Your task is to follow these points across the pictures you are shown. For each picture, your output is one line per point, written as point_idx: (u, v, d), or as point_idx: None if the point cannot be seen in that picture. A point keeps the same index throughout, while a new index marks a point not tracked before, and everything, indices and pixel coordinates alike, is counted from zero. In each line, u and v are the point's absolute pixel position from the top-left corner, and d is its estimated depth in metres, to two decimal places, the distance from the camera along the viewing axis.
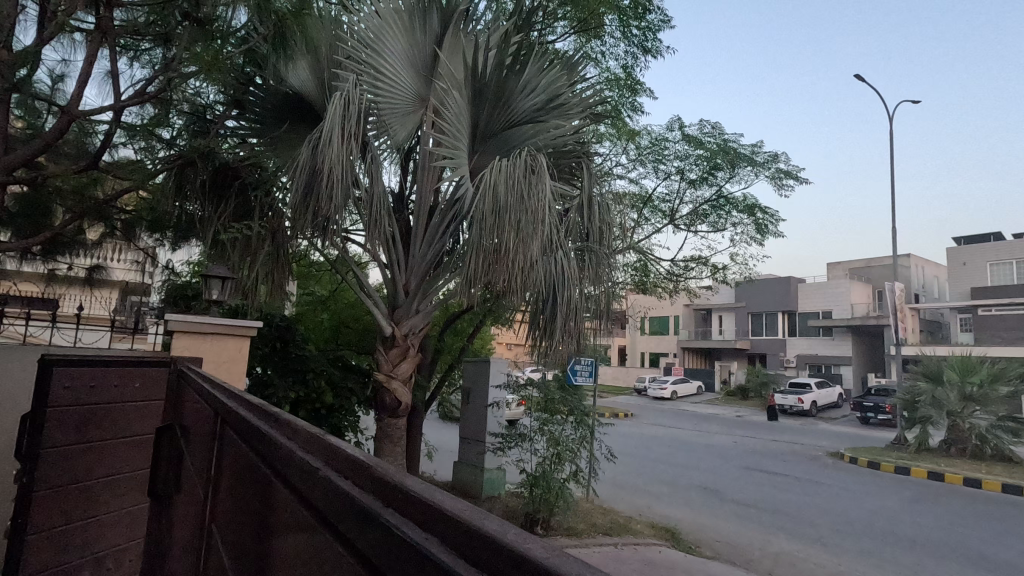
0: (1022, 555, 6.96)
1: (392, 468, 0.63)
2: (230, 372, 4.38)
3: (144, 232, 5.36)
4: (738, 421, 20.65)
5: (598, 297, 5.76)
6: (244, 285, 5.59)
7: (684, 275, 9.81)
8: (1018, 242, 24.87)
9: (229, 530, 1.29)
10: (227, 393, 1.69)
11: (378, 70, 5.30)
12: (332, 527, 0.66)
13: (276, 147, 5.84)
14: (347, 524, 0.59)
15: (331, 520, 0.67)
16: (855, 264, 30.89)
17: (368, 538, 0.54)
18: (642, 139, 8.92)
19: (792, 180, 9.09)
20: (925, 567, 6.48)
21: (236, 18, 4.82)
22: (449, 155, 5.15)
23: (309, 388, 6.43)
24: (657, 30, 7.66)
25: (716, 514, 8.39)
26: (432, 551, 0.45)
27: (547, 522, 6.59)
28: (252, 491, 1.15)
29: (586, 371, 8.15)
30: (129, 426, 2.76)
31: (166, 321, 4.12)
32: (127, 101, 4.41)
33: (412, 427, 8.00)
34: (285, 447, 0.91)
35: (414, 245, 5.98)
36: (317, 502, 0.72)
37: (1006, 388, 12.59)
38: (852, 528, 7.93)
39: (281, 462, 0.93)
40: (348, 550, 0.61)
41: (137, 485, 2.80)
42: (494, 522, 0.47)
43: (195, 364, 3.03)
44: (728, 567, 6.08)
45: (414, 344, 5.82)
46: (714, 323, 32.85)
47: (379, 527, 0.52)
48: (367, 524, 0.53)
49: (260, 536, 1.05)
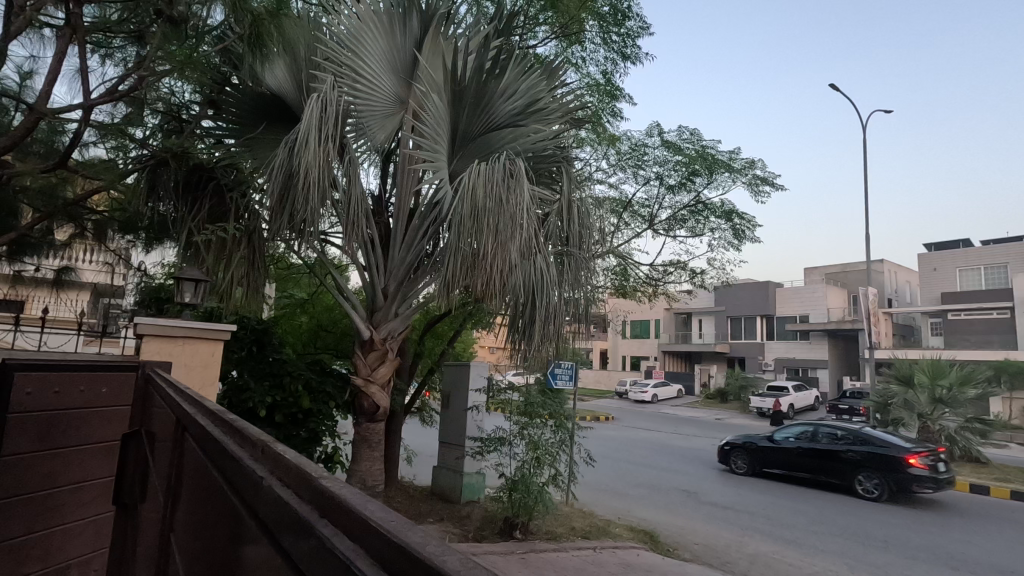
0: (989, 554, 7.15)
1: (330, 476, 0.63)
2: (202, 377, 4.29)
3: (117, 233, 5.20)
4: (717, 423, 20.90)
5: (577, 300, 5.82)
6: (219, 287, 5.54)
7: (663, 279, 9.89)
8: (986, 249, 25.63)
9: (187, 540, 1.26)
10: (189, 399, 1.66)
11: (357, 72, 5.26)
12: (272, 536, 0.66)
13: (252, 148, 5.75)
14: (283, 530, 0.60)
15: (272, 528, 0.67)
16: (831, 269, 31.50)
17: (302, 542, 0.55)
18: (622, 145, 9.01)
19: (768, 186, 9.23)
20: (897, 567, 6.61)
21: (212, 17, 4.76)
22: (428, 158, 5.13)
23: (286, 392, 6.32)
24: (637, 37, 7.74)
25: (694, 516, 8.47)
26: (357, 559, 0.45)
27: (526, 526, 6.54)
28: (209, 497, 1.13)
29: (566, 375, 8.19)
30: (93, 433, 2.67)
31: (136, 325, 4.01)
32: (98, 100, 4.30)
33: (391, 432, 7.93)
34: (237, 455, 0.90)
35: (393, 248, 5.93)
36: (261, 510, 0.72)
37: (975, 391, 12.94)
38: (826, 529, 8.06)
39: (231, 471, 0.92)
40: (284, 556, 0.61)
41: (103, 493, 2.74)
42: (418, 532, 0.48)
43: (164, 368, 2.96)
44: (704, 568, 6.14)
45: (393, 348, 5.79)
46: (694, 327, 33.19)
47: (311, 533, 0.52)
48: (303, 529, 0.54)
49: (214, 547, 1.03)
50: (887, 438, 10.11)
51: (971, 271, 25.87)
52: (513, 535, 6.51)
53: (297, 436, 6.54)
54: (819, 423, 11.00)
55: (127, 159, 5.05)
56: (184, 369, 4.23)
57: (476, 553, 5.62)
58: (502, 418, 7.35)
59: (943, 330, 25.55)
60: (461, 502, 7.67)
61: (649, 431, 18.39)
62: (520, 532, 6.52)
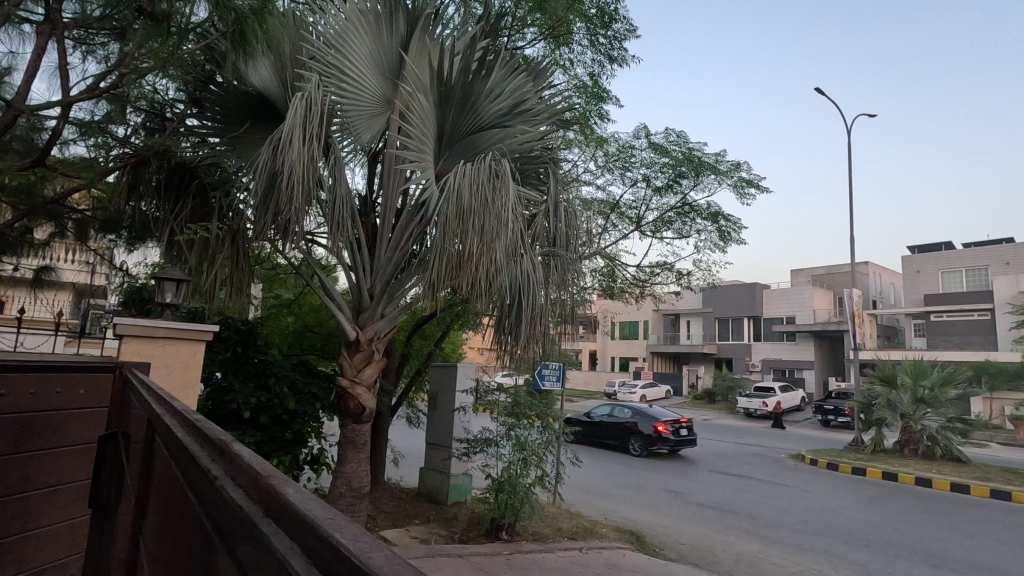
0: (969, 552, 7.26)
1: (282, 476, 0.62)
2: (183, 378, 4.24)
3: (97, 232, 5.10)
4: (705, 424, 21.06)
5: (563, 301, 5.83)
6: (202, 286, 5.48)
7: (651, 281, 9.94)
8: (967, 252, 26.07)
9: (156, 541, 1.24)
10: (161, 400, 1.64)
11: (343, 71, 5.23)
12: (227, 537, 0.66)
13: (236, 147, 5.69)
14: (233, 527, 0.60)
15: (227, 526, 0.67)
16: (817, 271, 31.85)
17: (252, 540, 0.55)
18: (610, 147, 9.06)
19: (754, 188, 9.32)
20: (879, 565, 6.69)
21: (196, 14, 4.67)
22: (414, 158, 5.11)
23: (271, 394, 6.28)
24: (623, 39, 7.78)
25: (680, 516, 8.52)
26: (292, 557, 0.46)
27: (512, 526, 6.53)
28: (174, 498, 1.12)
29: (554, 376, 8.21)
30: (69, 435, 2.63)
31: (116, 325, 3.96)
32: (77, 97, 4.23)
33: (378, 433, 7.89)
34: (198, 455, 0.89)
35: (379, 248, 5.90)
36: (215, 513, 0.71)
37: (956, 391, 13.15)
38: (810, 528, 8.13)
39: (193, 472, 0.92)
40: (236, 553, 0.61)
41: (79, 496, 2.69)
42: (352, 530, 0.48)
43: (142, 369, 2.91)
44: (689, 568, 6.17)
45: (380, 349, 5.76)
46: (682, 328, 33.40)
47: (257, 532, 0.52)
48: (250, 525, 0.54)
49: (178, 549, 1.02)
50: (659, 413, 13.87)
51: (953, 273, 26.30)
52: (500, 536, 6.50)
53: (282, 438, 6.45)
54: (620, 403, 14.67)
55: (108, 158, 4.87)
56: (166, 371, 4.18)
57: (462, 554, 5.60)
58: (488, 420, 7.34)
59: (926, 331, 25.97)
60: (449, 504, 7.66)
61: None
62: (507, 533, 6.51)
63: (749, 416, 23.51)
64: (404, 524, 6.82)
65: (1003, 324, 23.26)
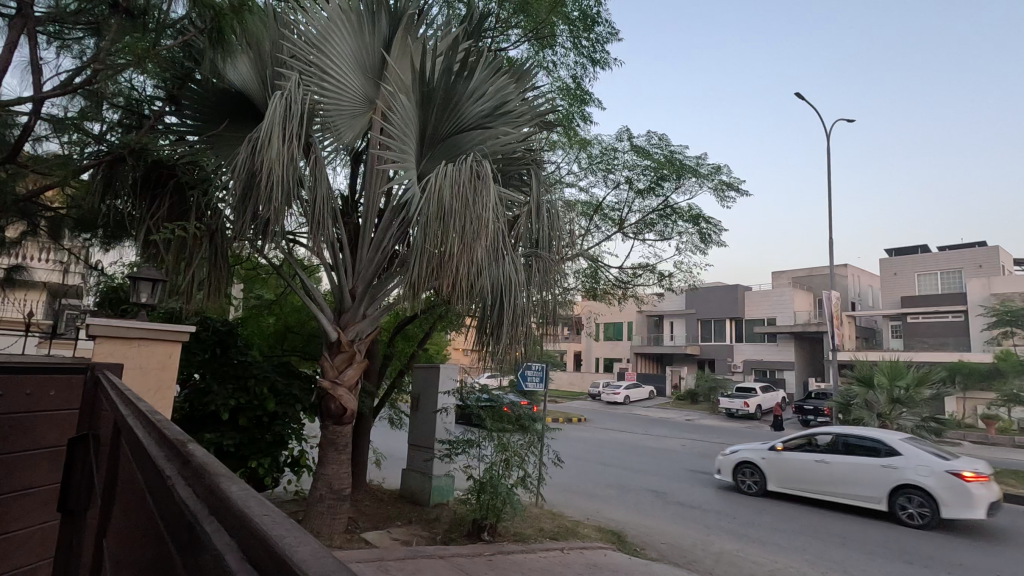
0: (942, 549, 7.40)
1: (232, 478, 0.65)
2: (158, 380, 4.18)
3: (71, 231, 5.08)
4: (688, 424, 21.24)
5: (545, 302, 5.85)
6: (178, 286, 5.40)
7: (633, 282, 9.99)
8: (942, 255, 26.65)
9: (118, 541, 1.24)
10: (125, 402, 1.64)
11: (324, 71, 5.19)
12: (176, 536, 0.69)
13: (214, 146, 5.63)
14: (180, 526, 0.63)
15: (178, 523, 0.70)
16: (798, 273, 32.33)
17: (200, 528, 0.58)
18: (593, 149, 9.11)
19: (734, 191, 9.42)
20: (855, 562, 6.80)
21: (174, 10, 4.59)
22: (395, 159, 5.09)
23: (251, 396, 6.21)
24: (606, 43, 7.83)
25: (661, 516, 8.59)
26: (230, 553, 0.48)
27: (494, 527, 6.52)
28: (132, 500, 1.12)
29: (537, 377, 8.26)
30: (36, 439, 2.57)
31: (88, 325, 3.89)
32: (50, 93, 4.13)
33: (360, 434, 7.83)
34: (156, 455, 0.92)
35: (361, 249, 5.87)
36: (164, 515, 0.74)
37: (930, 391, 13.44)
38: (789, 526, 8.24)
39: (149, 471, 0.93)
40: (183, 549, 0.64)
41: (47, 501, 2.64)
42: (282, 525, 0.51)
43: (114, 370, 2.86)
44: (669, 567, 6.21)
45: (361, 350, 5.74)
46: (666, 329, 33.68)
47: (199, 531, 0.55)
48: (192, 525, 0.57)
49: (133, 549, 1.03)
50: None
51: (929, 276, 26.86)
52: (482, 537, 6.49)
53: (262, 440, 6.35)
54: None
55: (83, 155, 4.73)
56: (139, 372, 4.12)
57: (443, 556, 5.58)
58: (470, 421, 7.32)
59: (902, 332, 26.52)
60: (431, 505, 7.63)
61: (621, 432, 18.59)
62: (488, 534, 6.50)
63: (731, 417, 23.76)
64: (385, 526, 6.77)
65: (975, 325, 23.84)
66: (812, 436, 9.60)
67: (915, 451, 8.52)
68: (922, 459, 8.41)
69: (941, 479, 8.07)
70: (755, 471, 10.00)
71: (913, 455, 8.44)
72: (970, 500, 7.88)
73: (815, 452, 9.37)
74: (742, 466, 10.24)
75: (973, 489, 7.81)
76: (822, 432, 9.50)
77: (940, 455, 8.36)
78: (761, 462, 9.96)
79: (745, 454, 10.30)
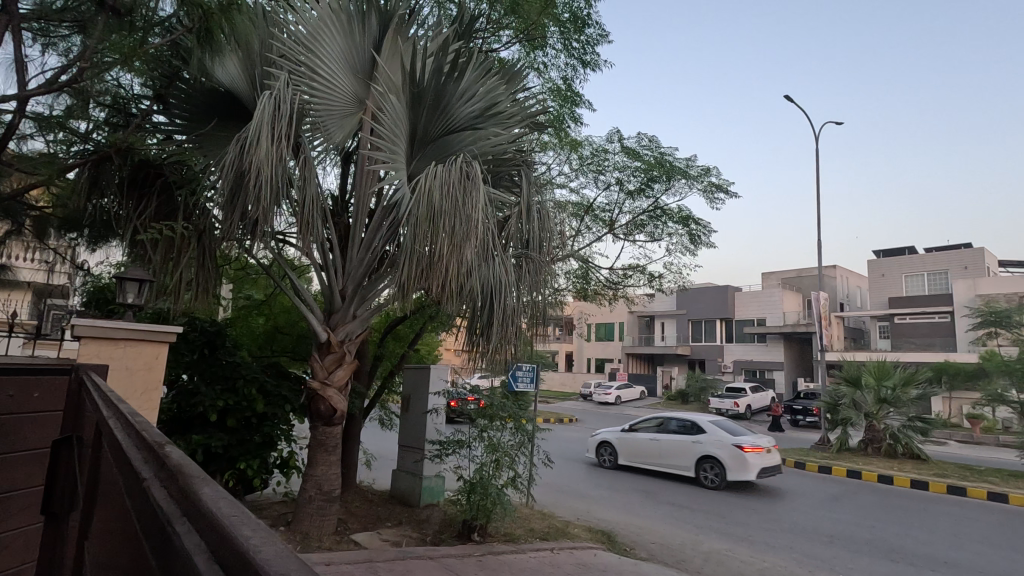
0: (927, 547, 7.49)
1: (205, 482, 0.69)
2: (145, 380, 4.15)
3: (56, 230, 5.08)
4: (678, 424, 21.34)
5: (535, 302, 5.85)
6: (165, 286, 5.36)
7: (623, 283, 10.03)
8: (929, 256, 26.97)
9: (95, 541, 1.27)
10: (105, 405, 1.64)
11: (314, 71, 5.16)
12: (149, 537, 0.72)
13: (203, 145, 5.58)
14: (151, 526, 0.67)
15: (150, 524, 0.73)
16: (787, 274, 32.60)
17: (170, 528, 0.62)
18: (584, 150, 9.15)
19: (723, 193, 9.50)
20: (842, 561, 6.86)
21: (162, 8, 4.54)
22: (385, 159, 5.07)
23: (240, 397, 6.16)
24: (595, 45, 7.86)
25: (651, 516, 8.63)
26: (198, 554, 0.52)
27: (484, 528, 6.52)
28: (111, 503, 1.14)
29: (528, 377, 8.28)
30: (20, 440, 2.55)
31: (72, 326, 3.84)
32: (34, 91, 4.08)
33: (349, 435, 7.81)
34: (132, 457, 0.95)
35: (351, 249, 5.85)
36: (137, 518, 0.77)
37: (916, 391, 13.58)
38: (778, 526, 8.30)
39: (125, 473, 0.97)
40: (153, 548, 0.67)
41: (31, 503, 2.62)
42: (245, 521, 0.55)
43: (99, 371, 2.83)
44: (659, 567, 6.24)
45: (351, 350, 5.72)
46: (657, 330, 33.83)
47: (169, 531, 0.59)
48: (162, 524, 0.61)
49: (109, 552, 1.04)
50: None
51: (916, 277, 27.17)
52: (472, 538, 6.49)
53: (250, 441, 6.32)
54: None
55: (69, 154, 4.69)
56: (125, 373, 4.08)
57: (433, 556, 5.58)
58: (459, 420, 7.32)
59: (890, 333, 26.81)
60: (421, 506, 7.63)
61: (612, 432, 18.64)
62: (479, 535, 6.51)
63: (721, 417, 23.89)
64: (375, 527, 6.75)
65: (961, 325, 24.14)
66: (663, 422, 11.89)
67: (718, 431, 10.97)
68: (721, 438, 10.78)
69: (730, 452, 10.44)
70: (611, 449, 12.22)
71: (715, 435, 10.84)
72: (744, 464, 10.44)
73: (652, 432, 11.78)
74: (603, 445, 12.45)
75: (748, 458, 10.24)
76: (668, 418, 11.85)
77: (731, 434, 10.87)
78: (615, 441, 12.19)
79: (605, 435, 12.54)
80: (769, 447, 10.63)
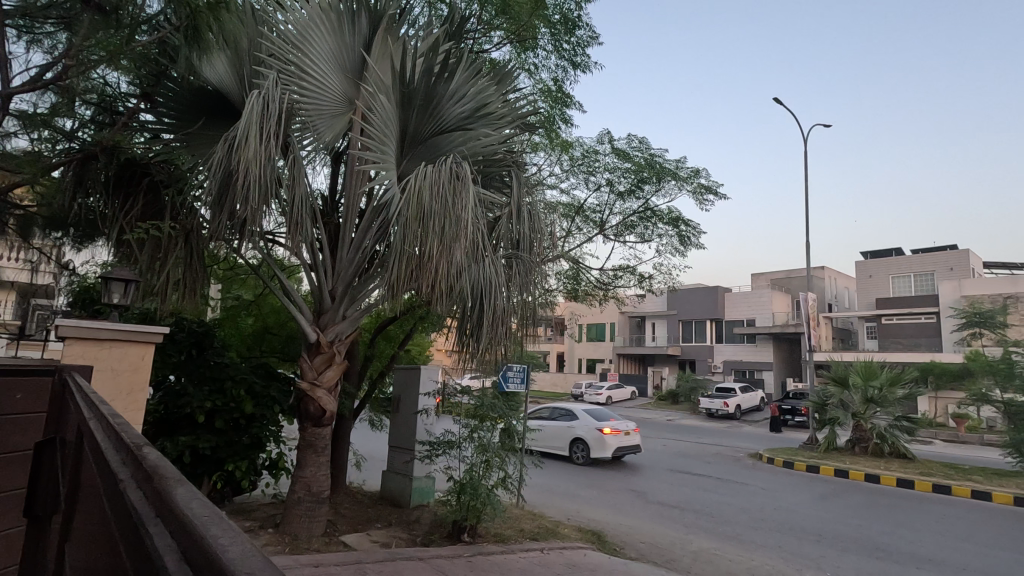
0: (913, 545, 7.58)
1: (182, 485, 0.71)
2: (130, 382, 4.11)
3: (41, 231, 5.16)
4: (668, 424, 21.45)
5: (525, 303, 5.86)
6: (150, 287, 5.31)
7: (613, 284, 10.06)
8: (915, 258, 27.29)
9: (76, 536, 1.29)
10: (86, 408, 1.65)
11: (303, 70, 5.14)
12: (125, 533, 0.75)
13: (191, 144, 5.53)
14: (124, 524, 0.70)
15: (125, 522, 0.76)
16: (776, 275, 32.88)
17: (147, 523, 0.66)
18: (575, 151, 9.17)
19: (712, 195, 9.57)
20: (829, 559, 6.93)
21: (150, 6, 4.46)
22: (375, 159, 5.05)
23: (228, 398, 6.10)
24: (586, 46, 7.89)
25: (641, 515, 8.66)
26: (168, 554, 0.55)
27: (474, 528, 6.51)
28: (89, 506, 1.15)
29: (518, 378, 8.30)
30: (2, 443, 2.52)
31: (56, 327, 3.80)
32: (18, 88, 4.03)
33: (339, 437, 7.78)
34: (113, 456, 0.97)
35: (341, 250, 5.82)
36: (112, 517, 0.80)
37: (902, 391, 13.74)
38: (766, 524, 8.37)
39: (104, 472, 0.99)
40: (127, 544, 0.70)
41: (12, 506, 2.58)
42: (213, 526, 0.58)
43: (83, 372, 2.80)
44: (647, 566, 6.27)
45: (341, 351, 5.69)
46: (647, 330, 34.00)
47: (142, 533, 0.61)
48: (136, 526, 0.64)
49: (87, 556, 1.06)
50: None
51: (903, 278, 27.48)
52: (462, 538, 6.47)
53: (239, 443, 6.27)
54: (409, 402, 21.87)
55: (53, 152, 4.68)
56: (111, 375, 4.05)
57: (422, 557, 5.57)
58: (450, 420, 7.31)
59: (877, 333, 27.09)
60: (411, 507, 7.61)
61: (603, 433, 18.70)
62: (469, 535, 6.49)
63: (711, 417, 24.04)
64: (365, 528, 6.72)
65: (946, 326, 24.45)
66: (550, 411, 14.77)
67: (587, 418, 13.43)
68: (588, 423, 12.99)
69: (590, 433, 12.69)
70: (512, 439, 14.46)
71: (585, 422, 12.99)
72: (605, 443, 12.83)
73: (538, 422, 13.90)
74: None
75: (603, 438, 12.50)
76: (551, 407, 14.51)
77: (598, 420, 12.91)
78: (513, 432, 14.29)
79: None
80: (627, 430, 13.07)
